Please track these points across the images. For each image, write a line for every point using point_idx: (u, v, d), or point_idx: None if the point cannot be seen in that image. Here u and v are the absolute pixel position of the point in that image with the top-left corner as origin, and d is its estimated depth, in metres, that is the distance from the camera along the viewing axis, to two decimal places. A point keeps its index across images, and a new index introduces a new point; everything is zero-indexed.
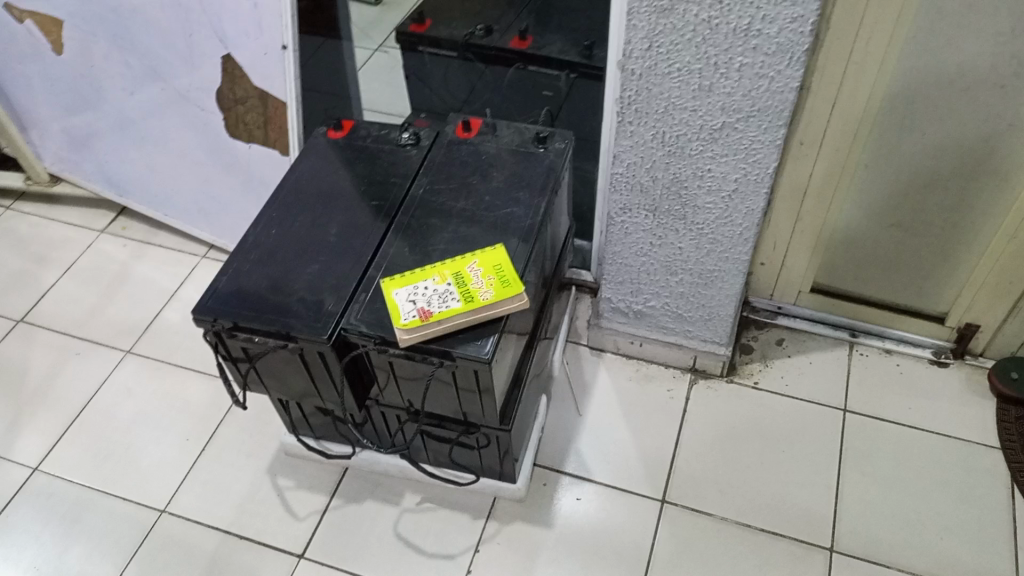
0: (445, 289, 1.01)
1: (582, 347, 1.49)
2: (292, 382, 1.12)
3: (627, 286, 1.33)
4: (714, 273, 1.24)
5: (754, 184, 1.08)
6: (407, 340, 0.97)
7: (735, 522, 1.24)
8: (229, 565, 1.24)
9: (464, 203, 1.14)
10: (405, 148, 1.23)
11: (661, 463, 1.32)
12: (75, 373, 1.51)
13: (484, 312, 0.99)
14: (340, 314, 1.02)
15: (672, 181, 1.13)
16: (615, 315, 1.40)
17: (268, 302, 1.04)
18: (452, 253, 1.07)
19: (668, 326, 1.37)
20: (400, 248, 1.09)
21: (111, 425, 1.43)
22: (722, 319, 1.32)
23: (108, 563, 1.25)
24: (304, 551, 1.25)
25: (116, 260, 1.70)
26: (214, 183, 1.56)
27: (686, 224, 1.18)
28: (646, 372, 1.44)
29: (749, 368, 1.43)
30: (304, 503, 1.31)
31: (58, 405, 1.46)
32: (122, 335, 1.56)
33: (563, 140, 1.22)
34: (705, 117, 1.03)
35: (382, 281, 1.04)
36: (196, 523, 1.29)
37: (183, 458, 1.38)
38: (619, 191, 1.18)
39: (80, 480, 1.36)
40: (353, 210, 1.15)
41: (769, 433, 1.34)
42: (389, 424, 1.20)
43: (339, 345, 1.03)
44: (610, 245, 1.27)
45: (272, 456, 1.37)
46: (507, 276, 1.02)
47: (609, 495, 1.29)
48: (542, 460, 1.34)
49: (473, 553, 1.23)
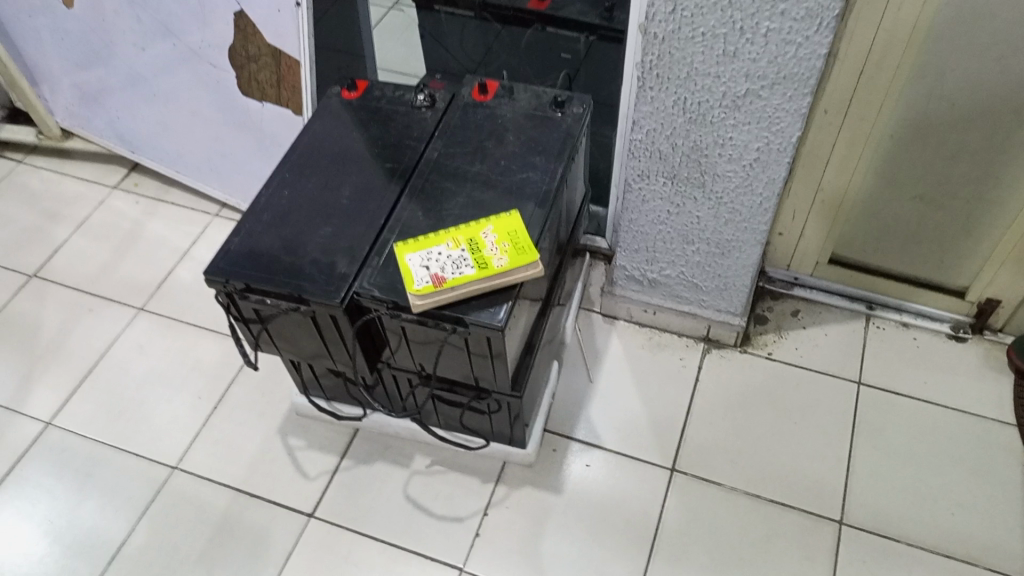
0: (459, 255, 1.00)
1: (595, 314, 1.48)
2: (303, 344, 1.12)
3: (643, 253, 1.32)
4: (732, 243, 1.22)
5: (777, 153, 1.06)
6: (421, 306, 0.97)
7: (745, 493, 1.24)
8: (240, 524, 1.25)
9: (479, 167, 1.12)
10: (420, 110, 1.21)
11: (672, 432, 1.31)
12: (88, 329, 1.51)
13: (498, 279, 0.97)
14: (352, 278, 1.02)
15: (692, 149, 1.11)
16: (629, 284, 1.39)
17: (280, 265, 1.03)
18: (466, 219, 1.06)
19: (682, 296, 1.36)
20: (414, 212, 1.08)
21: (123, 382, 1.44)
22: (738, 289, 1.30)
23: (121, 519, 1.27)
24: (314, 511, 1.26)
25: (128, 217, 1.70)
26: (226, 142, 1.54)
27: (705, 193, 1.16)
28: (659, 340, 1.43)
29: (763, 338, 1.42)
30: (315, 463, 1.32)
31: (71, 361, 1.47)
32: (134, 293, 1.56)
33: (581, 104, 1.19)
34: (729, 84, 1.01)
35: (395, 246, 1.03)
36: (208, 481, 1.30)
37: (194, 417, 1.38)
38: (637, 157, 1.16)
39: (93, 436, 1.37)
40: (367, 172, 1.14)
41: (781, 405, 1.33)
42: (400, 388, 1.20)
43: (350, 309, 1.02)
44: (627, 212, 1.26)
45: (283, 416, 1.38)
46: (522, 243, 1.01)
47: (618, 463, 1.28)
48: (553, 427, 1.34)
49: (482, 517, 1.24)
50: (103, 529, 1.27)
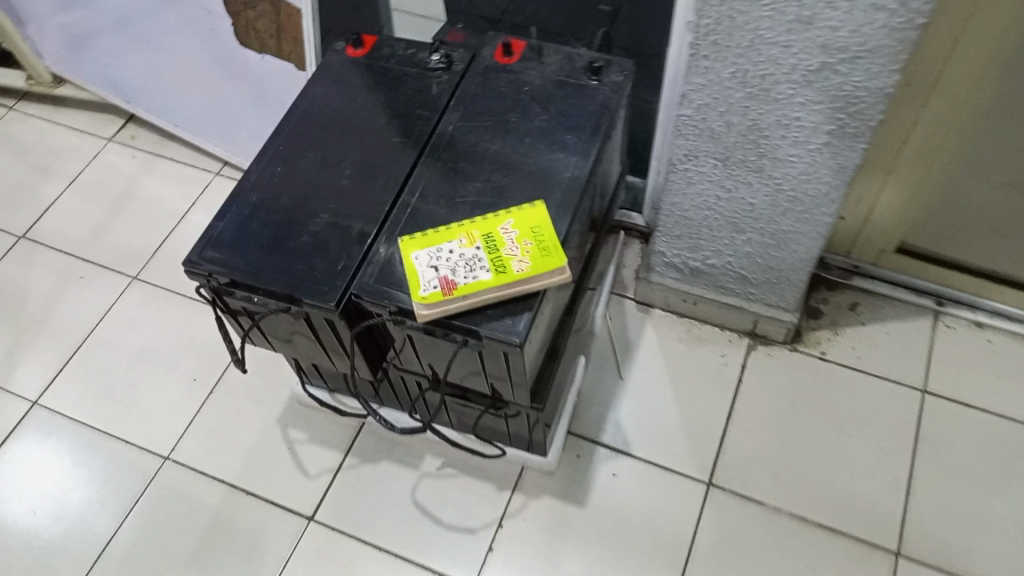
0: (473, 255, 0.86)
1: (628, 300, 1.33)
2: (298, 341, 0.99)
3: (685, 240, 1.16)
4: (789, 234, 1.06)
5: (852, 138, 0.90)
6: (426, 317, 0.83)
7: (789, 514, 1.11)
8: (234, 525, 1.16)
9: (500, 145, 0.97)
10: (434, 73, 1.05)
11: (708, 440, 1.18)
12: (77, 299, 1.40)
13: (517, 286, 0.83)
14: (350, 278, 0.88)
15: (750, 129, 0.94)
16: (667, 271, 1.24)
17: (269, 259, 0.90)
18: (483, 209, 0.91)
19: (726, 288, 1.21)
20: (423, 197, 0.93)
21: (114, 359, 1.33)
22: (792, 283, 1.14)
23: (108, 513, 1.18)
24: (314, 514, 1.16)
25: (124, 174, 1.57)
26: (224, 94, 1.40)
27: (761, 178, 1.00)
28: (698, 333, 1.28)
29: (816, 335, 1.26)
30: (316, 459, 1.21)
31: (59, 334, 1.36)
32: (127, 259, 1.44)
33: (621, 71, 1.02)
34: (800, 56, 0.83)
35: (401, 240, 0.89)
36: (201, 475, 1.20)
37: (188, 402, 1.28)
38: (684, 135, 1.00)
39: (81, 419, 1.27)
40: (371, 147, 0.99)
41: (834, 413, 1.19)
42: (408, 388, 1.07)
43: (348, 312, 0.89)
44: (669, 194, 1.10)
45: (282, 405, 1.26)
46: (547, 242, 0.86)
47: (648, 473, 1.16)
48: (576, 429, 1.21)
49: (496, 528, 1.13)
50: (88, 523, 1.18)
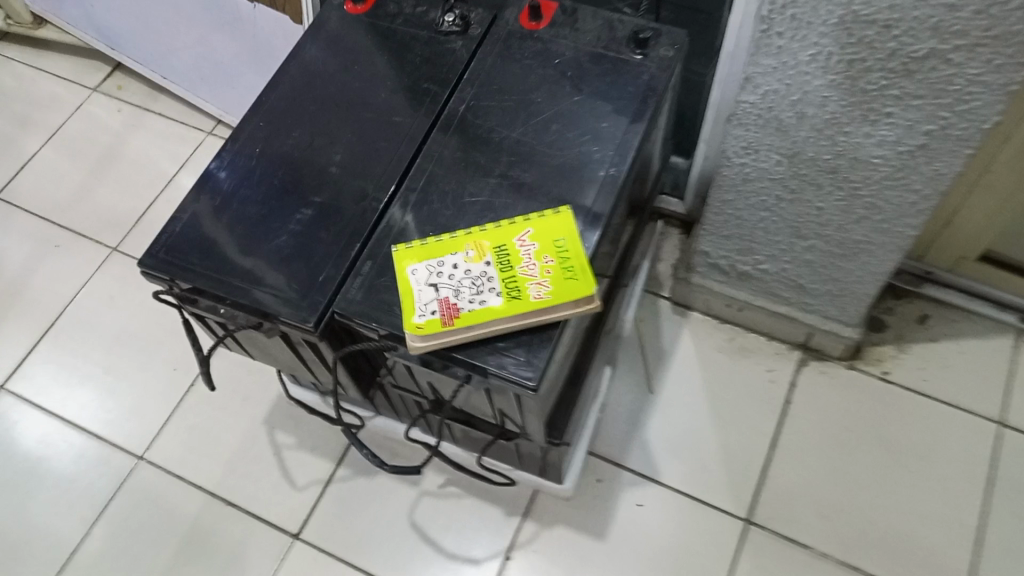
0: (481, 273, 0.70)
1: (663, 300, 1.17)
2: (278, 357, 0.85)
3: (735, 242, 0.99)
4: (860, 244, 0.89)
5: (956, 141, 0.72)
6: (422, 349, 0.69)
7: (837, 562, 0.97)
8: (212, 538, 1.04)
9: (521, 131, 0.81)
10: (447, 38, 0.88)
11: (748, 470, 1.04)
12: (53, 270, 1.27)
13: (534, 317, 0.68)
14: (333, 293, 0.73)
15: (828, 123, 0.77)
16: (711, 272, 1.07)
17: (239, 264, 0.75)
18: (496, 214, 0.75)
19: (779, 295, 1.04)
20: (426, 194, 0.78)
21: (89, 341, 1.21)
22: (858, 297, 0.98)
23: (74, 517, 1.07)
24: (300, 531, 1.04)
25: (109, 130, 1.42)
26: (214, 46, 1.23)
27: (835, 180, 0.83)
28: (742, 343, 1.13)
29: (877, 352, 1.10)
30: (305, 468, 1.08)
31: (32, 309, 1.24)
32: (108, 227, 1.31)
33: (672, 45, 0.84)
34: (903, 39, 0.65)
35: (396, 250, 0.74)
36: (177, 479, 1.08)
37: (167, 395, 1.15)
38: (744, 124, 0.82)
39: (50, 408, 1.15)
40: (367, 128, 0.83)
41: (895, 446, 1.04)
42: (406, 406, 0.93)
43: (331, 332, 0.75)
44: (720, 190, 0.93)
45: (270, 402, 1.13)
46: (572, 260, 0.71)
47: (676, 504, 1.02)
48: (597, 448, 1.07)
49: (502, 560, 1.00)
50: (53, 527, 1.07)
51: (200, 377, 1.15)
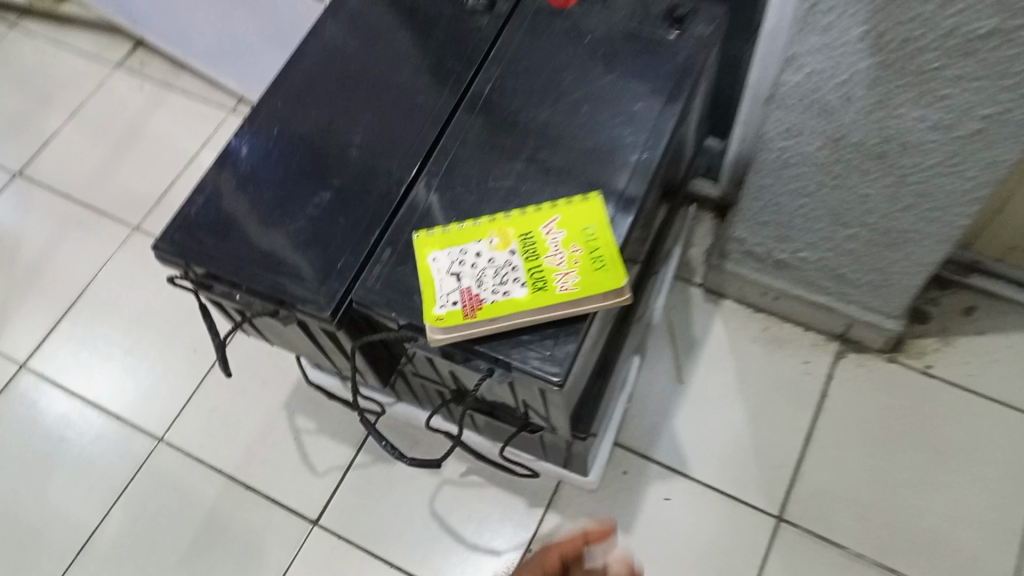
0: (506, 262, 0.67)
1: (695, 287, 1.13)
2: (296, 344, 0.82)
3: (772, 229, 0.95)
4: (907, 233, 0.84)
5: (1017, 126, 0.67)
6: (442, 341, 0.66)
7: (873, 563, 0.94)
8: (230, 524, 1.03)
9: (549, 113, 0.77)
10: (473, 14, 0.84)
11: (781, 465, 1.00)
12: (74, 249, 1.27)
13: (561, 309, 0.65)
14: (351, 280, 0.71)
15: (876, 105, 0.72)
16: (746, 260, 1.03)
17: (255, 249, 0.73)
18: (522, 199, 0.72)
19: (818, 284, 1.00)
20: (450, 178, 0.74)
21: (110, 322, 1.20)
22: (902, 287, 0.93)
23: (94, 499, 1.07)
24: (319, 517, 1.02)
25: (131, 107, 1.40)
26: (234, 23, 1.20)
27: (882, 166, 0.78)
28: (777, 334, 1.08)
29: (919, 344, 1.05)
30: (324, 453, 1.06)
31: (53, 289, 1.24)
32: (130, 206, 1.29)
33: (711, 21, 0.79)
34: (963, 16, 0.60)
35: (416, 236, 0.70)
36: (196, 463, 1.07)
37: (186, 377, 1.14)
38: (787, 106, 0.78)
39: (71, 388, 1.15)
40: (388, 109, 0.79)
41: (936, 443, 1.00)
42: (428, 394, 0.90)
43: (350, 321, 0.72)
44: (758, 174, 0.88)
45: (290, 386, 1.11)
46: (601, 250, 0.67)
47: (706, 498, 0.99)
48: (624, 440, 1.04)
49: (524, 552, 0.98)
50: (74, 508, 1.07)
51: (217, 364, 1.12)
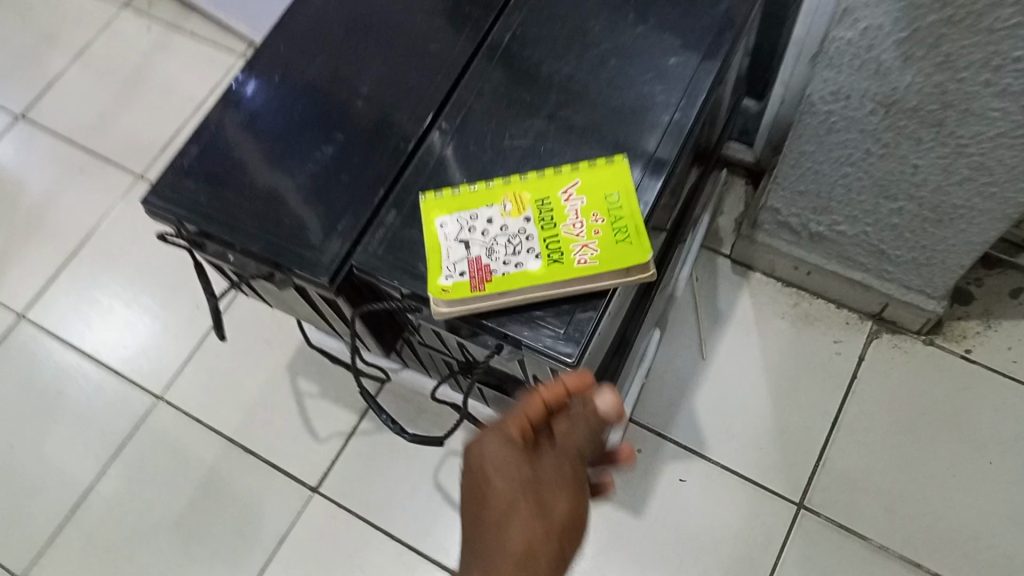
0: (519, 230, 0.61)
1: (722, 258, 1.07)
2: (296, 307, 0.77)
3: (810, 199, 0.88)
4: (959, 209, 0.77)
5: None
6: (447, 315, 0.60)
7: (899, 557, 0.89)
8: (228, 488, 1.00)
9: (574, 66, 0.70)
10: None
11: (806, 451, 0.94)
12: (76, 196, 1.22)
13: (577, 284, 0.59)
14: (352, 244, 0.65)
15: (938, 68, 0.65)
16: (779, 231, 0.96)
17: (250, 208, 0.67)
18: (541, 161, 0.66)
19: (855, 260, 0.93)
20: (462, 135, 0.68)
21: (110, 274, 1.16)
22: (948, 267, 0.86)
23: (91, 456, 1.04)
24: (319, 485, 0.98)
25: (138, 49, 1.34)
26: None
27: (938, 135, 0.71)
28: (808, 311, 1.02)
29: (961, 327, 0.99)
30: (327, 419, 1.02)
31: (53, 237, 1.19)
32: (134, 153, 1.24)
33: None
34: None
35: (423, 198, 0.65)
36: (195, 424, 1.04)
37: (186, 334, 1.10)
38: (836, 66, 0.70)
39: (69, 342, 1.11)
40: (398, 58, 0.73)
41: (973, 433, 0.94)
42: (434, 364, 0.85)
43: (350, 288, 0.67)
44: (798, 140, 0.81)
45: (294, 348, 1.07)
46: (625, 219, 0.61)
47: (724, 482, 0.94)
48: (640, 417, 0.98)
49: None
50: (70, 465, 1.04)
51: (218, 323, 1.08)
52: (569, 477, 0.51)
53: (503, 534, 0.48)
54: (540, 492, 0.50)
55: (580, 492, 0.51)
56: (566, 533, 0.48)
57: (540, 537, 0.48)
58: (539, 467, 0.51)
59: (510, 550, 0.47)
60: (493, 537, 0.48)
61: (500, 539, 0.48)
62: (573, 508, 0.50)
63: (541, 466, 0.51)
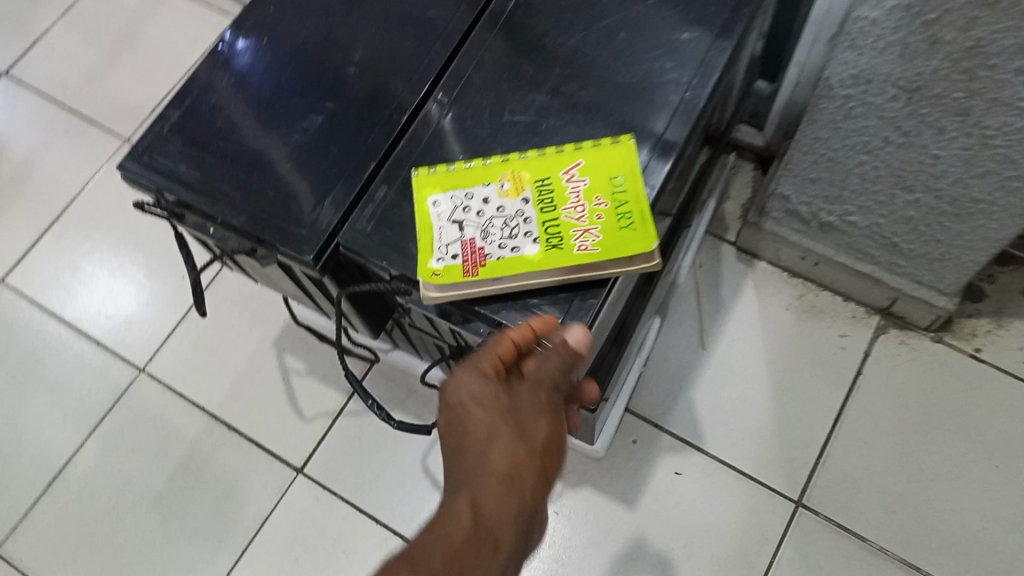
0: (517, 212, 0.58)
1: (727, 245, 1.03)
2: (281, 284, 0.74)
3: (822, 187, 0.84)
4: (979, 203, 0.74)
5: None
6: (437, 299, 0.57)
7: (897, 560, 0.86)
8: (210, 465, 0.97)
9: (581, 39, 0.66)
10: None
11: (805, 448, 0.92)
12: (61, 159, 1.18)
13: (576, 272, 0.55)
14: (339, 221, 0.61)
15: (967, 53, 0.61)
16: (788, 220, 0.93)
17: (232, 179, 0.64)
18: (542, 139, 0.62)
19: (865, 252, 0.90)
20: (459, 109, 0.64)
21: (95, 240, 1.12)
22: (963, 263, 0.83)
23: (70, 428, 1.01)
24: (304, 466, 0.95)
25: (129, 7, 1.29)
26: None
27: (962, 124, 0.67)
28: (813, 303, 0.99)
29: (971, 325, 0.95)
30: (314, 398, 0.99)
31: (37, 200, 1.16)
32: (122, 116, 1.20)
33: None
34: None
35: (417, 175, 0.61)
36: (177, 398, 1.01)
37: (171, 305, 1.06)
38: (857, 47, 0.66)
39: (51, 309, 1.08)
40: (395, 24, 0.69)
41: (979, 435, 0.91)
42: (425, 346, 0.82)
43: (336, 267, 0.63)
44: (813, 125, 0.77)
45: (281, 323, 1.03)
46: (629, 204, 0.57)
47: (720, 477, 0.91)
48: (636, 407, 0.96)
49: None
50: (48, 436, 1.01)
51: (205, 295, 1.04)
52: (546, 406, 0.50)
53: (485, 460, 0.47)
54: (519, 418, 0.49)
55: (557, 417, 0.50)
56: (547, 454, 0.48)
57: (523, 461, 0.47)
58: (515, 395, 0.50)
59: (494, 474, 0.47)
60: (475, 465, 0.48)
61: (482, 466, 0.47)
62: (552, 431, 0.49)
63: (518, 397, 0.50)
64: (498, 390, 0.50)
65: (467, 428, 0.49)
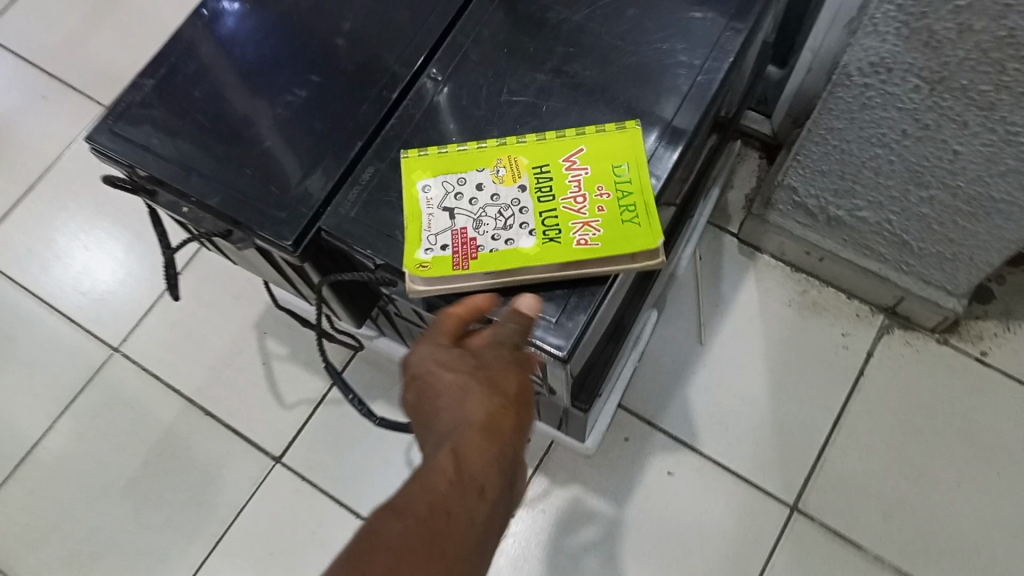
0: (512, 201, 0.54)
1: (729, 236, 1.00)
2: (260, 268, 0.69)
3: (832, 180, 0.80)
4: (998, 201, 0.70)
5: None
6: (423, 294, 0.52)
7: (894, 569, 0.83)
8: (186, 451, 0.93)
9: (586, 15, 0.61)
10: None
11: (803, 449, 0.89)
12: (37, 125, 1.13)
13: (575, 267, 0.51)
14: (322, 204, 0.57)
15: (998, 43, 0.57)
16: (794, 212, 0.89)
17: (208, 155, 0.59)
18: (542, 122, 0.58)
19: (873, 249, 0.86)
20: (454, 87, 0.60)
21: (70, 212, 1.07)
22: (975, 264, 0.80)
23: (40, 408, 0.97)
24: (283, 455, 0.92)
25: None
26: None
27: (986, 119, 0.63)
28: (816, 299, 0.95)
29: (978, 328, 0.92)
30: (295, 384, 0.95)
31: (11, 167, 1.10)
32: (101, 82, 1.14)
33: None
34: None
35: (406, 158, 0.57)
36: (153, 380, 0.96)
37: (148, 282, 1.02)
38: (879, 33, 0.62)
39: (23, 284, 1.03)
40: None
41: (983, 442, 0.88)
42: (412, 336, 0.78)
43: (318, 254, 0.59)
44: (827, 114, 0.73)
45: (264, 305, 0.99)
46: (634, 196, 0.53)
47: (714, 477, 0.88)
48: (630, 403, 0.92)
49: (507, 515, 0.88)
50: (18, 416, 0.97)
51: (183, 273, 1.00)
52: (514, 359, 0.48)
53: (461, 411, 0.45)
54: (488, 372, 0.47)
55: (526, 370, 0.48)
56: (520, 403, 0.46)
57: (499, 409, 0.45)
58: (481, 353, 0.48)
59: (473, 423, 0.44)
60: (450, 418, 0.45)
61: (458, 417, 0.44)
62: (523, 381, 0.47)
63: (484, 355, 0.48)
64: (462, 355, 0.48)
65: (435, 389, 0.46)
